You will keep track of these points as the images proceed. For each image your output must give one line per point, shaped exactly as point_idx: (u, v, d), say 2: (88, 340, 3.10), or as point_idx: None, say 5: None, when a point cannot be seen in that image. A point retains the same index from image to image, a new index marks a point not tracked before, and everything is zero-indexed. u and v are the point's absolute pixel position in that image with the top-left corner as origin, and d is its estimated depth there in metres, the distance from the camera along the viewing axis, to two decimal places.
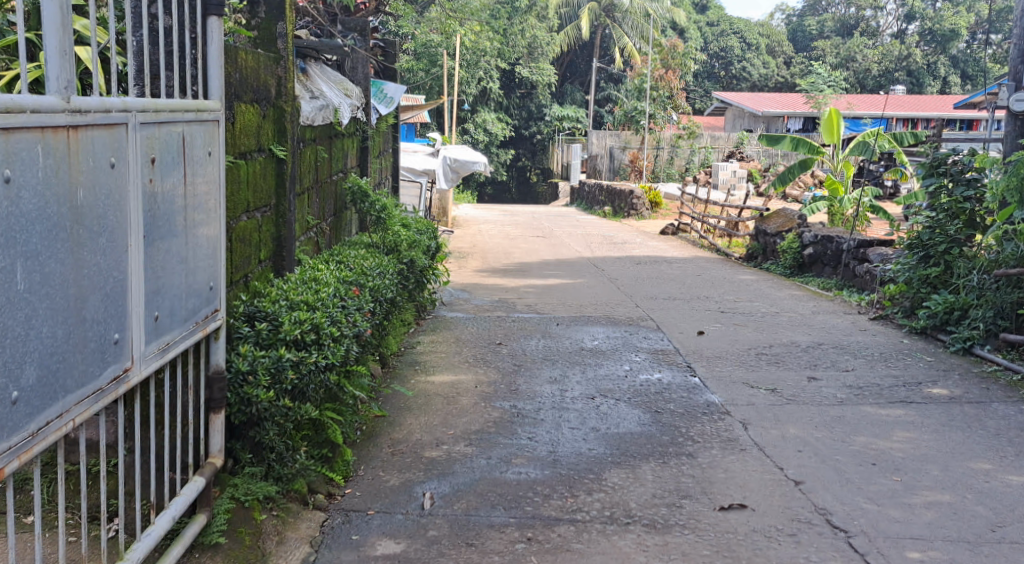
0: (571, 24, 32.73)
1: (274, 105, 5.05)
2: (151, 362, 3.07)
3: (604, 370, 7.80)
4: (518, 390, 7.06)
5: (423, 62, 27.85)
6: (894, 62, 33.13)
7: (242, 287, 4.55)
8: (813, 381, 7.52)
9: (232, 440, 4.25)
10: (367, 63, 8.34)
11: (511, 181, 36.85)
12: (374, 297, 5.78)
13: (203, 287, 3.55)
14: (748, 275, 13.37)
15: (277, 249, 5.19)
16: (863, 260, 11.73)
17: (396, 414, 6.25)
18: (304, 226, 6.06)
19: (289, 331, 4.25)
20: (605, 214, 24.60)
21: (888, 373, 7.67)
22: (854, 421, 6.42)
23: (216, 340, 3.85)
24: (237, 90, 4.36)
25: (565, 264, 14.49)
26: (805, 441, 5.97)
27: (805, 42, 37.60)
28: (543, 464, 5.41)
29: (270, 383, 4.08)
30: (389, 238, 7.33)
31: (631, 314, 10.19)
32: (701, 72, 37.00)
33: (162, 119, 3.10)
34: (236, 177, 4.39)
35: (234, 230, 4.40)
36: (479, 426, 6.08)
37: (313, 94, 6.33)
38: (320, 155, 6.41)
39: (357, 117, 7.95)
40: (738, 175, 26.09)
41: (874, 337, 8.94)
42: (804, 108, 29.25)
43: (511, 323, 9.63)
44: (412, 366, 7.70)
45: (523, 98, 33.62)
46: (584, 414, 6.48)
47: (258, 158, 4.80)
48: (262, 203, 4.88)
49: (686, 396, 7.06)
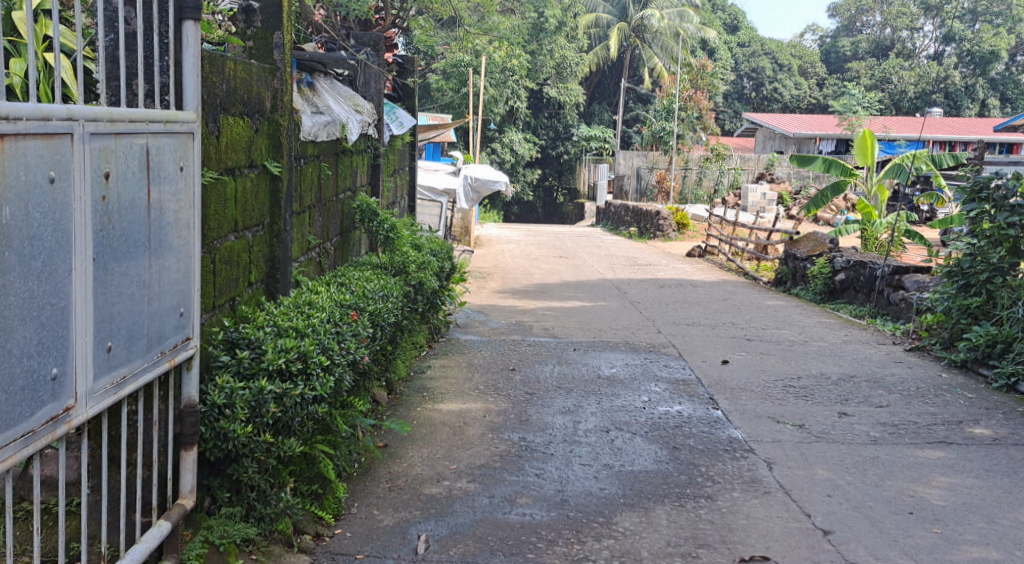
0: (600, 44, 32.50)
1: (268, 119, 4.73)
2: (104, 398, 2.77)
3: (620, 401, 7.42)
4: (528, 420, 6.71)
5: (451, 81, 27.61)
6: (931, 84, 32.53)
7: (227, 311, 4.23)
8: (844, 417, 7.11)
9: (210, 478, 3.93)
10: (381, 78, 8.02)
11: (538, 201, 36.55)
12: (374, 322, 5.45)
13: (170, 313, 3.23)
14: (776, 301, 12.94)
15: (270, 270, 4.88)
16: (898, 287, 11.29)
17: (397, 445, 5.93)
18: (304, 246, 5.73)
19: (272, 359, 3.93)
20: (631, 234, 24.24)
21: (925, 411, 7.25)
22: (888, 463, 6.03)
23: (187, 370, 3.52)
24: (223, 101, 4.03)
25: (586, 286, 14.12)
26: (835, 484, 5.60)
27: (839, 64, 37.10)
28: (549, 505, 5.07)
29: (249, 418, 3.76)
30: (398, 259, 7.02)
31: (652, 341, 9.81)
32: (731, 93, 36.55)
33: (120, 130, 2.79)
34: (223, 194, 4.07)
35: (219, 251, 4.08)
36: (484, 460, 5.74)
37: (318, 109, 6.03)
38: (324, 172, 6.08)
39: (368, 133, 7.65)
40: (767, 198, 25.61)
41: (910, 370, 8.53)
42: (836, 130, 28.79)
43: (526, 348, 9.28)
44: (419, 392, 7.35)
45: (551, 117, 33.32)
46: (597, 449, 6.13)
47: (249, 175, 4.47)
48: (253, 222, 4.56)
49: (708, 431, 6.67)
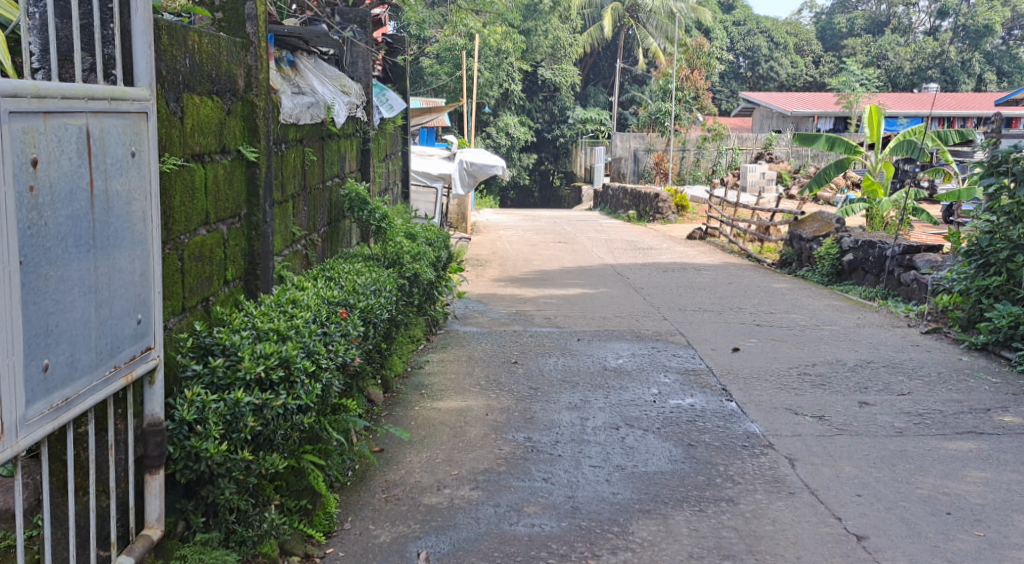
0: (594, 25, 32.06)
1: (241, 99, 4.30)
2: (39, 426, 2.39)
3: (629, 394, 7.01)
4: (532, 419, 6.29)
5: (445, 65, 27.07)
6: (928, 60, 31.91)
7: (200, 313, 3.80)
8: (865, 407, 6.72)
9: (184, 500, 3.47)
10: (368, 57, 7.61)
11: (534, 185, 36.07)
12: (365, 319, 5.02)
13: (126, 319, 2.83)
14: (783, 284, 12.52)
15: (250, 266, 4.46)
16: (909, 267, 10.88)
17: (394, 450, 5.51)
18: (288, 238, 5.32)
19: (250, 367, 3.51)
20: (630, 218, 23.79)
21: (950, 398, 6.86)
22: (917, 457, 5.65)
23: (151, 385, 3.10)
24: (187, 78, 3.61)
25: (587, 272, 13.69)
26: (864, 482, 5.23)
27: (835, 41, 36.64)
28: (559, 514, 4.67)
29: (222, 434, 3.33)
30: (391, 250, 6.57)
31: (658, 328, 9.39)
32: (727, 72, 36.02)
33: (49, 108, 2.40)
34: (190, 182, 3.65)
35: (188, 247, 3.66)
36: (488, 465, 5.33)
37: (299, 91, 5.62)
38: (307, 158, 5.66)
39: (356, 117, 7.22)
40: (767, 177, 25.09)
41: (929, 354, 8.13)
42: (835, 108, 28.34)
43: (528, 339, 8.86)
44: (417, 391, 6.93)
45: (546, 100, 32.77)
46: (607, 449, 5.72)
47: (221, 161, 4.05)
48: (229, 213, 4.15)
49: (723, 426, 6.27)
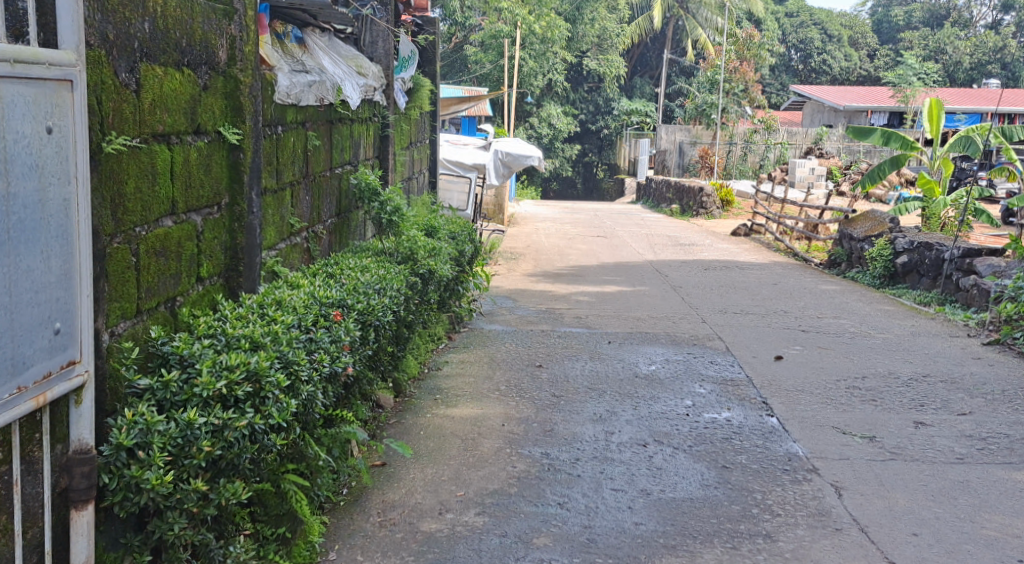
0: (643, 16, 31.39)
1: (223, 73, 3.79)
2: None
3: (660, 405, 6.46)
4: (552, 431, 5.77)
5: (490, 53, 26.43)
6: (988, 54, 30.85)
7: (161, 317, 3.29)
8: (920, 427, 6.12)
9: (130, 534, 2.90)
10: (390, 37, 7.14)
11: (578, 176, 35.41)
12: (365, 321, 4.50)
13: (36, 330, 2.41)
14: (832, 286, 11.86)
15: (231, 261, 3.93)
16: (968, 271, 10.22)
17: (397, 465, 5.02)
18: (286, 230, 4.84)
19: (208, 383, 3.00)
20: (672, 212, 23.09)
21: (1015, 420, 6.26)
22: (980, 492, 5.07)
23: (76, 406, 2.67)
24: (147, 46, 3.14)
25: (625, 268, 13.12)
26: (921, 519, 4.72)
27: (891, 34, 35.59)
28: (572, 549, 4.16)
29: (169, 462, 2.81)
30: (404, 244, 6.07)
31: (696, 332, 8.83)
32: (778, 65, 35.05)
33: None
34: (150, 165, 3.16)
35: (145, 240, 3.14)
36: (499, 485, 4.82)
37: (302, 68, 5.13)
38: (311, 142, 5.17)
39: (374, 99, 6.75)
40: (817, 173, 24.24)
41: (991, 368, 7.52)
42: (889, 102, 27.43)
43: (555, 340, 8.33)
44: (431, 395, 6.43)
45: (591, 91, 32.13)
46: (632, 469, 5.19)
47: (196, 143, 3.55)
48: (204, 202, 3.63)
49: (762, 445, 5.70)
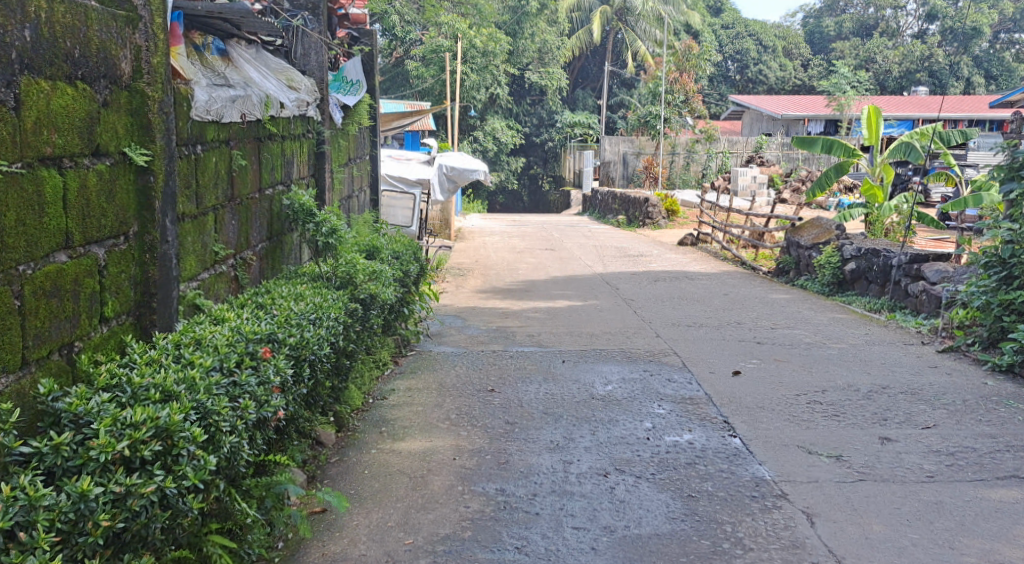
0: (582, 29, 31.31)
1: (126, 88, 3.37)
2: None
3: (619, 429, 6.13)
4: (507, 463, 5.40)
5: (431, 67, 26.05)
6: (915, 63, 31.19)
7: (55, 367, 2.92)
8: (887, 443, 5.87)
9: None
10: (323, 50, 6.74)
11: (523, 190, 35.14)
12: (298, 357, 4.08)
13: None
14: (781, 295, 11.67)
15: (144, 298, 3.51)
16: (917, 277, 10.06)
17: (338, 510, 4.63)
18: (208, 259, 4.43)
19: (106, 445, 2.64)
20: (619, 223, 22.90)
21: (982, 432, 6.04)
22: (955, 513, 4.81)
23: None
24: (28, 59, 2.78)
25: (574, 282, 12.82)
26: (899, 546, 4.44)
27: (823, 44, 35.97)
28: None
29: (59, 542, 2.46)
30: (343, 268, 5.67)
31: (651, 347, 8.54)
32: (715, 76, 35.18)
33: None
34: (33, 193, 2.80)
35: (30, 280, 2.80)
36: (450, 529, 4.44)
37: (223, 82, 4.74)
38: (235, 161, 4.77)
39: (307, 114, 6.35)
40: (758, 181, 24.28)
41: (949, 377, 7.31)
42: (826, 111, 27.63)
43: (506, 361, 7.97)
44: (377, 428, 6.02)
45: (533, 104, 31.98)
46: (594, 503, 4.86)
47: (96, 167, 3.16)
48: (108, 232, 3.23)
49: (727, 470, 5.39)
